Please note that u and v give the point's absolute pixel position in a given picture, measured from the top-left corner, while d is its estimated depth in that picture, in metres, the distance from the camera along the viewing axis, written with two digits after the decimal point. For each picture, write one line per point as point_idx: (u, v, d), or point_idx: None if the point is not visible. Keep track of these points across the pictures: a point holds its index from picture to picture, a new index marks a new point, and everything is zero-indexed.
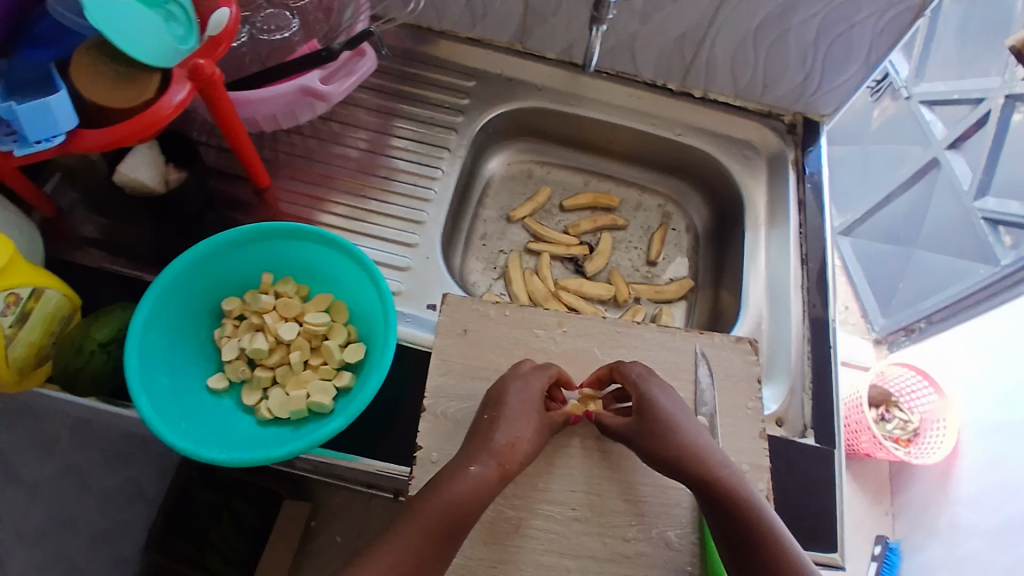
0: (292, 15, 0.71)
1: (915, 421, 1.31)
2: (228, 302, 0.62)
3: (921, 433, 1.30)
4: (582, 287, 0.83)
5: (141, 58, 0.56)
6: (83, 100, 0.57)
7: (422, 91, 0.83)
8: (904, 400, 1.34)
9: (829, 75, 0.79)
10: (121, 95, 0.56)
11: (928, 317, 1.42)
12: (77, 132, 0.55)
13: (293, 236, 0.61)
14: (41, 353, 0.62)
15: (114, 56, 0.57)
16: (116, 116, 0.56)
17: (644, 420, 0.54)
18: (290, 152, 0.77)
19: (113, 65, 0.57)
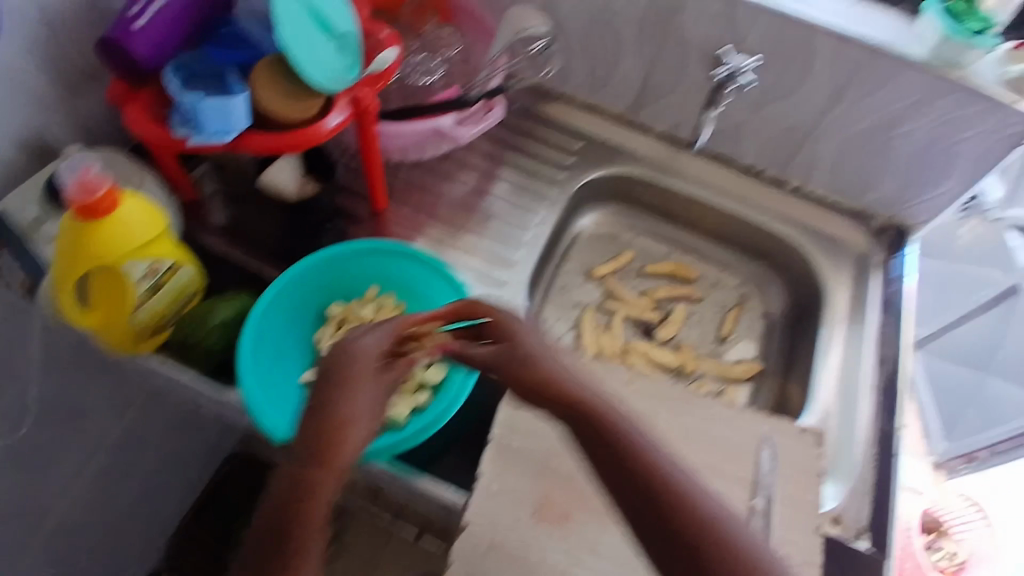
0: (440, 64, 0.81)
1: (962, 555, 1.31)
2: (335, 305, 0.69)
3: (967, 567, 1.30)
4: (651, 350, 0.85)
5: (315, 81, 0.63)
6: (256, 106, 0.64)
7: (532, 145, 0.89)
8: (952, 527, 1.34)
9: (929, 190, 0.80)
10: (291, 107, 0.63)
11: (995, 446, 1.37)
12: (245, 133, 0.63)
13: (404, 257, 0.67)
14: (160, 323, 0.67)
15: (290, 72, 0.65)
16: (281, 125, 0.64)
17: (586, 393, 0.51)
18: (406, 181, 0.85)
19: (289, 80, 0.64)
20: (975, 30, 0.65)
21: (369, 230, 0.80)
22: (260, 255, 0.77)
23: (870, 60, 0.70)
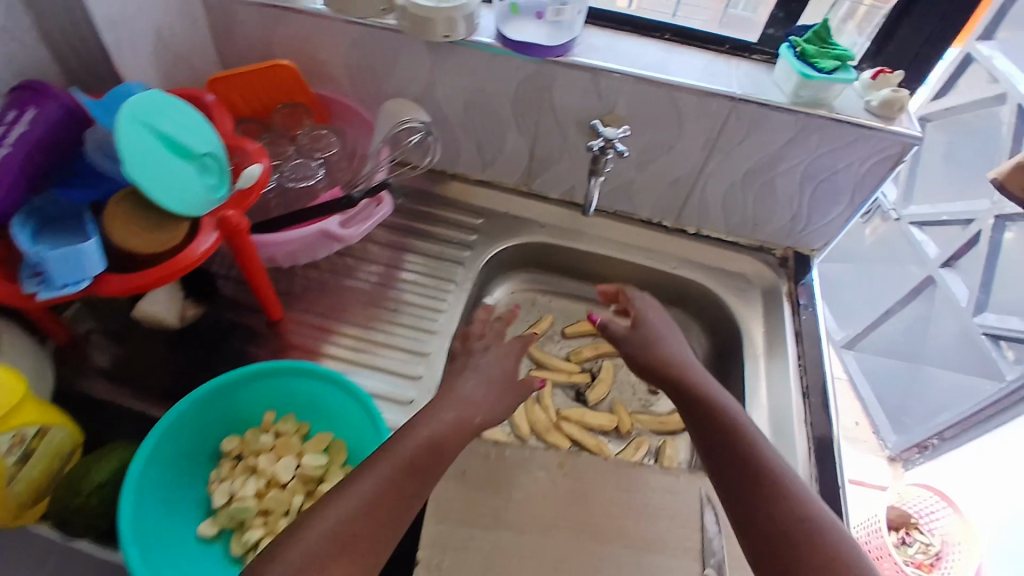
0: (320, 165, 0.80)
1: (935, 544, 1.39)
2: (228, 441, 0.63)
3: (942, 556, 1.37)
4: (583, 416, 0.82)
5: (175, 209, 0.59)
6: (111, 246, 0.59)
7: (433, 228, 0.88)
8: (923, 521, 1.41)
9: (816, 216, 0.84)
10: (148, 240, 0.59)
11: (939, 434, 1.48)
12: (102, 276, 0.57)
13: (298, 375, 0.63)
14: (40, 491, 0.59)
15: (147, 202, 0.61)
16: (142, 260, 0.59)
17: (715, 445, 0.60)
18: (305, 285, 0.81)
19: (147, 212, 0.60)
20: (828, 69, 0.69)
21: (270, 345, 0.75)
22: (148, 392, 0.70)
23: (733, 109, 0.73)
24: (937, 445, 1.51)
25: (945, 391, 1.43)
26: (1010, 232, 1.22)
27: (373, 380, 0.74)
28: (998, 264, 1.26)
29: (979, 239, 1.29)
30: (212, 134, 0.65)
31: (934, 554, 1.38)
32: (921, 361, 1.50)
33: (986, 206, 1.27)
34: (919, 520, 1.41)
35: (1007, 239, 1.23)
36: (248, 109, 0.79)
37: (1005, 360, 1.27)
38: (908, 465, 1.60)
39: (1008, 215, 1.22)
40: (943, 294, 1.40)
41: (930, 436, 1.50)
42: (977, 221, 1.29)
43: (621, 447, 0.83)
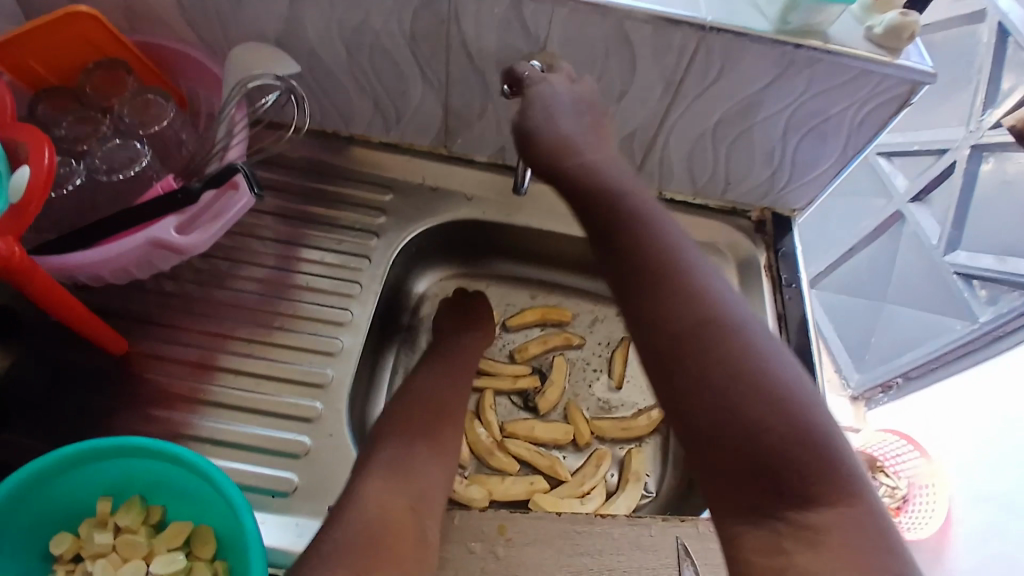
0: (144, 144, 0.59)
1: (903, 487, 1.34)
2: (55, 543, 0.47)
3: (909, 500, 1.34)
4: (533, 431, 0.69)
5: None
6: None
7: (330, 210, 0.69)
8: (889, 464, 1.36)
9: (799, 171, 0.69)
10: None
11: (905, 373, 1.40)
12: None
13: (133, 454, 0.45)
14: None
15: None
16: None
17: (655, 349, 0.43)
18: (162, 302, 0.62)
19: None
20: None
21: (117, 392, 0.57)
22: None
23: (701, 42, 0.56)
24: (901, 386, 1.45)
25: (909, 332, 1.35)
26: (988, 164, 1.10)
27: (258, 426, 0.57)
28: (973, 199, 1.14)
29: (953, 171, 1.15)
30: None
31: (901, 498, 1.34)
32: (883, 300, 1.39)
33: (962, 135, 1.12)
34: (885, 463, 1.37)
35: (984, 171, 1.11)
36: (57, 79, 0.60)
37: (978, 300, 1.18)
38: (871, 404, 1.52)
39: (986, 145, 1.08)
40: (910, 232, 1.27)
41: (895, 376, 1.42)
42: (951, 151, 1.14)
43: (580, 461, 0.70)
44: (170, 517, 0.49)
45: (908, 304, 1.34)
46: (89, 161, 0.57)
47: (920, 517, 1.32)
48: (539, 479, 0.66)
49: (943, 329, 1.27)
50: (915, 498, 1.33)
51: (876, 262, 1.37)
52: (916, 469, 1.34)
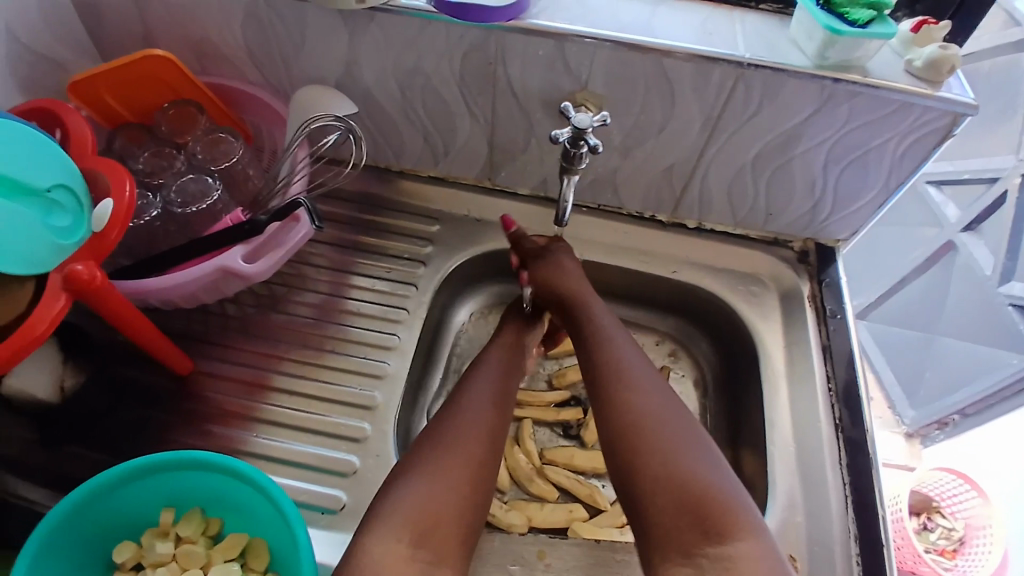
0: (216, 179, 0.64)
1: (960, 528, 1.28)
2: (120, 551, 0.50)
3: (968, 541, 1.27)
4: (572, 459, 0.70)
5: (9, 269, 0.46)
6: None
7: (380, 240, 0.73)
8: (946, 505, 1.30)
9: (841, 202, 0.69)
10: None
11: (961, 411, 1.35)
12: None
13: (196, 468, 0.49)
14: None
15: None
16: None
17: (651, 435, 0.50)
18: (224, 325, 0.66)
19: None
20: (863, 21, 0.53)
21: (181, 408, 0.61)
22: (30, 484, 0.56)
23: (738, 78, 0.58)
24: (958, 422, 1.38)
25: (964, 364, 1.29)
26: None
27: (311, 445, 0.60)
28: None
29: (1005, 200, 1.12)
30: (64, 156, 0.50)
31: (959, 539, 1.28)
32: (935, 332, 1.34)
33: (1012, 163, 1.09)
34: (941, 503, 1.30)
35: None
36: (131, 116, 0.65)
37: None
38: (927, 441, 1.46)
39: None
40: (964, 261, 1.22)
41: (951, 413, 1.36)
42: (1002, 179, 1.11)
43: (620, 490, 0.70)
44: (226, 530, 0.52)
45: (965, 338, 1.27)
46: (162, 193, 0.62)
47: (979, 558, 1.24)
48: (578, 507, 0.66)
49: (994, 364, 1.23)
50: (974, 540, 1.26)
51: (930, 293, 1.32)
52: (974, 509, 1.26)
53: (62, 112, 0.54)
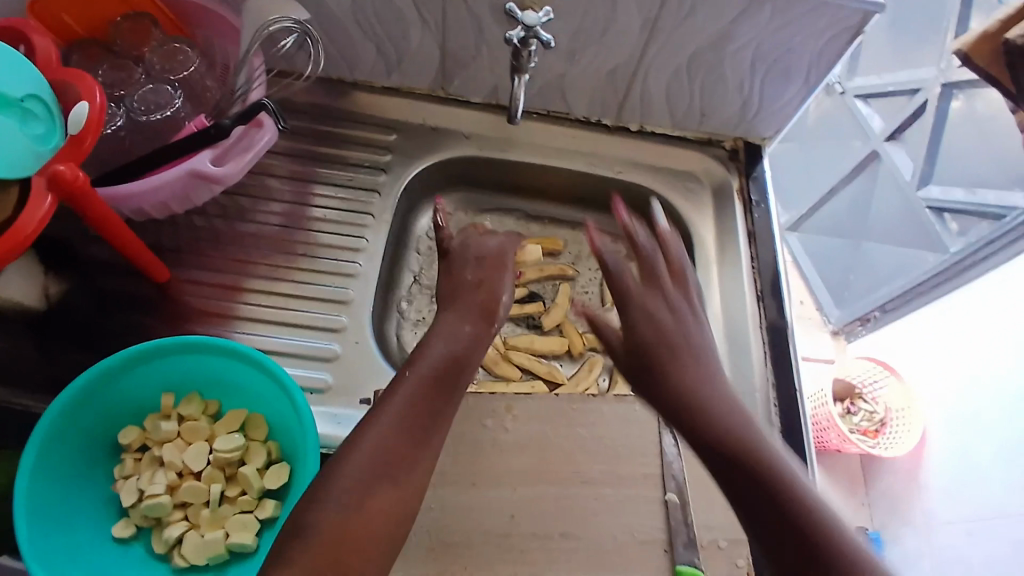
0: (176, 89, 0.66)
1: (880, 412, 1.38)
2: (125, 434, 0.54)
3: (887, 423, 1.37)
4: (533, 343, 0.78)
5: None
6: None
7: (341, 150, 0.76)
8: (868, 390, 1.40)
9: (770, 97, 0.74)
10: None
11: (882, 306, 1.42)
12: None
13: (194, 352, 0.54)
14: None
15: None
16: None
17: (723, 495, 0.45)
18: (195, 236, 0.69)
19: None
20: None
21: (164, 313, 0.65)
22: (28, 388, 0.59)
23: None
24: (879, 318, 1.45)
25: (888, 266, 1.40)
26: (957, 101, 1.16)
27: (294, 337, 0.65)
28: (945, 135, 1.20)
29: (925, 109, 1.22)
30: (37, 74, 0.51)
31: (879, 421, 1.38)
32: (862, 238, 1.45)
33: (933, 74, 1.19)
34: (864, 389, 1.41)
35: (953, 108, 1.18)
36: (83, 30, 0.65)
37: (949, 232, 1.24)
38: (851, 337, 1.54)
39: (955, 82, 1.14)
40: (887, 169, 1.33)
41: (873, 309, 1.44)
42: (923, 91, 1.21)
43: (574, 369, 0.79)
44: (225, 410, 0.57)
45: (888, 241, 1.39)
46: (123, 103, 0.64)
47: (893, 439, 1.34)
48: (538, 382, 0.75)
49: (915, 263, 1.34)
50: (892, 421, 1.35)
51: (856, 200, 1.43)
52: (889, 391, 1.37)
53: (29, 31, 0.54)
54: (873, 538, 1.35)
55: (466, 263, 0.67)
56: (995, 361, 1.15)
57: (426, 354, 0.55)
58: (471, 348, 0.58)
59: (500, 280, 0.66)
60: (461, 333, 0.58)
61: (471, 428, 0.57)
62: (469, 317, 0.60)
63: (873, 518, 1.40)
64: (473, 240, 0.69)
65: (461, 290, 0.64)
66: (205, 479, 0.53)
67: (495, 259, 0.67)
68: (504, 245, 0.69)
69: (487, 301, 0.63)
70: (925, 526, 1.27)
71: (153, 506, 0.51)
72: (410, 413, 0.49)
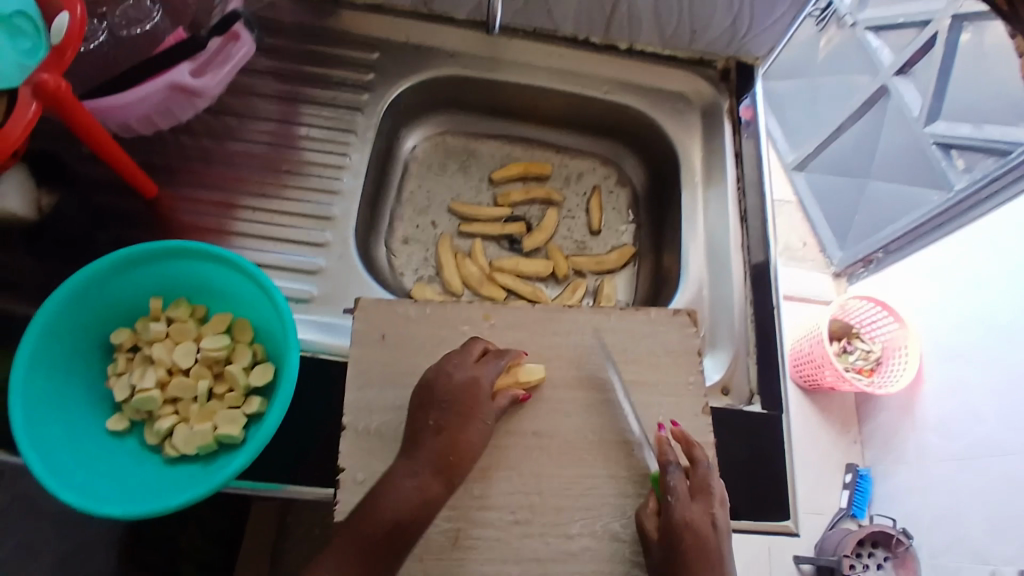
0: (155, 4, 0.65)
1: (878, 350, 1.27)
2: (116, 334, 0.57)
3: (885, 360, 1.26)
4: (517, 265, 0.79)
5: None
6: None
7: (324, 69, 0.75)
8: (865, 330, 1.29)
9: (760, 15, 0.72)
10: None
11: (885, 248, 1.34)
12: None
13: (178, 257, 0.56)
14: None
15: None
16: None
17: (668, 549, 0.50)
18: (181, 155, 0.70)
19: None
20: None
21: (154, 229, 0.67)
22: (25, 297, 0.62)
23: None
24: (882, 259, 1.37)
25: (893, 202, 1.35)
26: (967, 33, 1.11)
27: (280, 251, 0.67)
28: (953, 69, 1.16)
29: (934, 43, 1.17)
30: None
31: (876, 360, 1.27)
32: (868, 177, 1.40)
33: (941, 5, 1.14)
34: (861, 328, 1.29)
35: (963, 41, 1.12)
36: None
37: (954, 169, 1.19)
38: (852, 280, 1.47)
39: (965, 14, 1.10)
40: (895, 105, 1.28)
41: (875, 250, 1.36)
42: (932, 23, 1.16)
43: (559, 292, 0.81)
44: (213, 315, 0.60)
45: (893, 179, 1.34)
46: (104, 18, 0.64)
47: (895, 372, 1.22)
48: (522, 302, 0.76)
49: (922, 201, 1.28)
50: (892, 358, 1.24)
51: (864, 139, 1.38)
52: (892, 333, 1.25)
53: None
54: (863, 475, 1.28)
55: (428, 407, 0.53)
56: (1000, 313, 1.09)
57: (381, 506, 0.49)
58: (428, 508, 0.50)
59: (468, 425, 0.53)
60: (407, 489, 0.50)
61: (449, 334, 0.59)
62: (422, 469, 0.51)
63: (865, 456, 1.30)
64: (442, 370, 0.54)
65: (423, 436, 0.52)
66: (194, 376, 0.56)
67: (464, 398, 0.53)
68: (477, 374, 0.55)
69: (452, 455, 0.52)
70: (916, 461, 1.19)
71: (143, 399, 0.54)
72: (369, 543, 0.48)
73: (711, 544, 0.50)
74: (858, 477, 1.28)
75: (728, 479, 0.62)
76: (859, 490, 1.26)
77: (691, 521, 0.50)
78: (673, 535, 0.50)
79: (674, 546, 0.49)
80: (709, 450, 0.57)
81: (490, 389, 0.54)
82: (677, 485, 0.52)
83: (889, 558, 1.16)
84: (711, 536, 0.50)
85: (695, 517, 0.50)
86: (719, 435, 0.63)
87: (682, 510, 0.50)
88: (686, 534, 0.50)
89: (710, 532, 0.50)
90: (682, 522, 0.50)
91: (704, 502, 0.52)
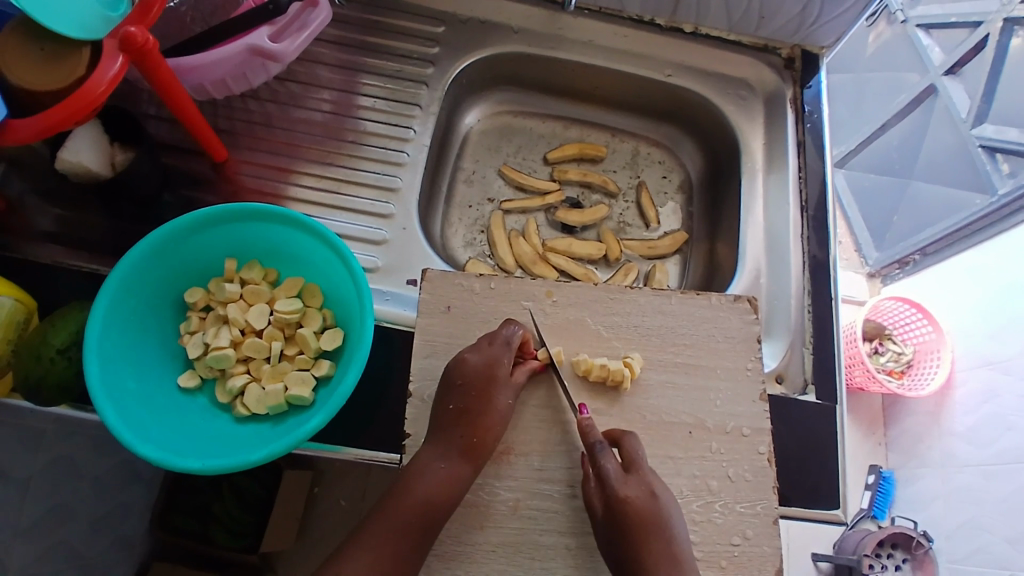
0: None
1: (909, 352, 1.22)
2: (190, 294, 0.58)
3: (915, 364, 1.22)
4: (570, 247, 0.79)
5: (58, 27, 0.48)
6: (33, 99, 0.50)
7: (387, 41, 0.76)
8: (897, 332, 1.24)
9: (830, 5, 0.70)
10: (52, 74, 0.49)
11: (923, 248, 1.29)
12: (7, 122, 0.47)
13: (257, 220, 0.57)
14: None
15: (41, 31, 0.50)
16: (49, 100, 0.49)
17: (613, 514, 0.49)
18: (247, 120, 0.71)
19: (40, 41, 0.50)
20: None
21: (223, 192, 0.68)
22: (97, 254, 0.63)
23: None
24: (919, 261, 1.32)
25: (934, 204, 1.30)
26: (1018, 38, 1.09)
27: (346, 220, 0.68)
28: (1003, 72, 1.14)
29: (985, 45, 1.15)
30: None
31: (907, 362, 1.22)
32: (910, 177, 1.35)
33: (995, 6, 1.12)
34: (894, 330, 1.23)
35: (1014, 45, 1.11)
36: None
37: (999, 174, 1.16)
38: (887, 281, 1.40)
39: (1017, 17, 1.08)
40: (942, 105, 1.24)
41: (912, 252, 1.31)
42: (985, 24, 1.14)
43: (610, 274, 0.81)
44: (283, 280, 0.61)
45: (936, 181, 1.29)
46: None
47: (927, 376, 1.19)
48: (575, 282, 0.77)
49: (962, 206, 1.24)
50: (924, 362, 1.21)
51: (908, 138, 1.33)
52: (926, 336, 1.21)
53: None
54: (886, 477, 1.24)
55: (448, 390, 0.54)
56: None
57: (413, 487, 0.49)
58: (459, 490, 0.50)
59: (489, 409, 0.53)
60: (438, 471, 0.50)
61: (513, 308, 0.60)
62: (449, 451, 0.51)
63: (890, 459, 1.26)
64: (460, 356, 0.54)
65: (446, 420, 0.53)
66: (266, 338, 0.57)
67: (481, 382, 0.53)
68: (492, 356, 0.54)
69: (475, 437, 0.52)
70: (939, 466, 1.17)
71: (218, 357, 0.55)
72: (404, 520, 0.49)
73: (652, 511, 0.49)
74: (881, 479, 1.24)
75: (780, 466, 0.62)
76: (881, 492, 1.23)
77: (626, 496, 0.50)
78: (612, 510, 0.49)
79: (615, 521, 0.49)
80: (766, 437, 0.57)
81: (507, 371, 0.54)
82: (609, 462, 0.51)
83: (908, 560, 1.14)
84: (649, 505, 0.50)
85: (632, 492, 0.50)
86: (773, 422, 0.63)
87: (617, 485, 0.50)
88: (626, 508, 0.49)
89: (647, 502, 0.50)
90: (617, 495, 0.49)
91: (639, 477, 0.51)
